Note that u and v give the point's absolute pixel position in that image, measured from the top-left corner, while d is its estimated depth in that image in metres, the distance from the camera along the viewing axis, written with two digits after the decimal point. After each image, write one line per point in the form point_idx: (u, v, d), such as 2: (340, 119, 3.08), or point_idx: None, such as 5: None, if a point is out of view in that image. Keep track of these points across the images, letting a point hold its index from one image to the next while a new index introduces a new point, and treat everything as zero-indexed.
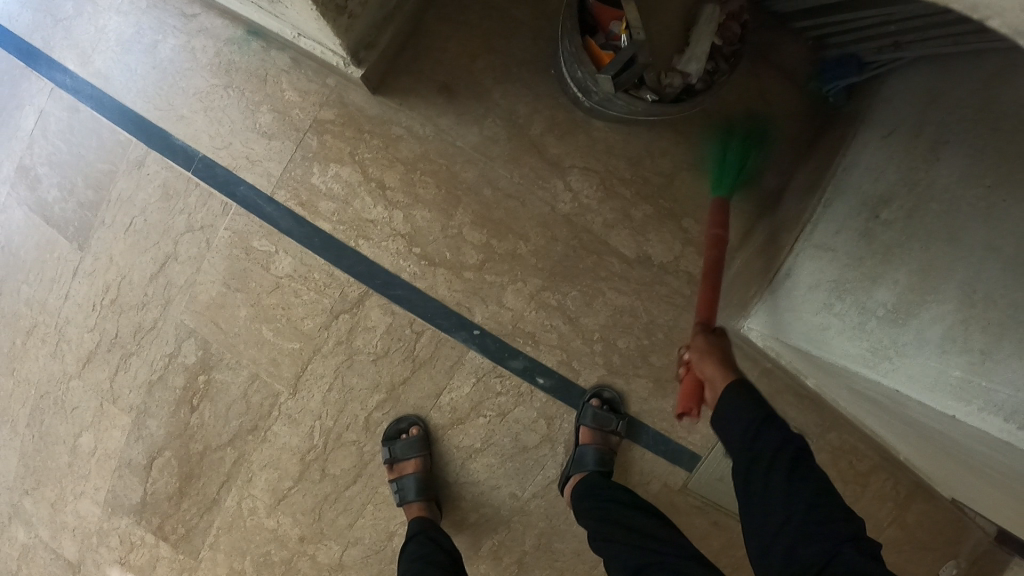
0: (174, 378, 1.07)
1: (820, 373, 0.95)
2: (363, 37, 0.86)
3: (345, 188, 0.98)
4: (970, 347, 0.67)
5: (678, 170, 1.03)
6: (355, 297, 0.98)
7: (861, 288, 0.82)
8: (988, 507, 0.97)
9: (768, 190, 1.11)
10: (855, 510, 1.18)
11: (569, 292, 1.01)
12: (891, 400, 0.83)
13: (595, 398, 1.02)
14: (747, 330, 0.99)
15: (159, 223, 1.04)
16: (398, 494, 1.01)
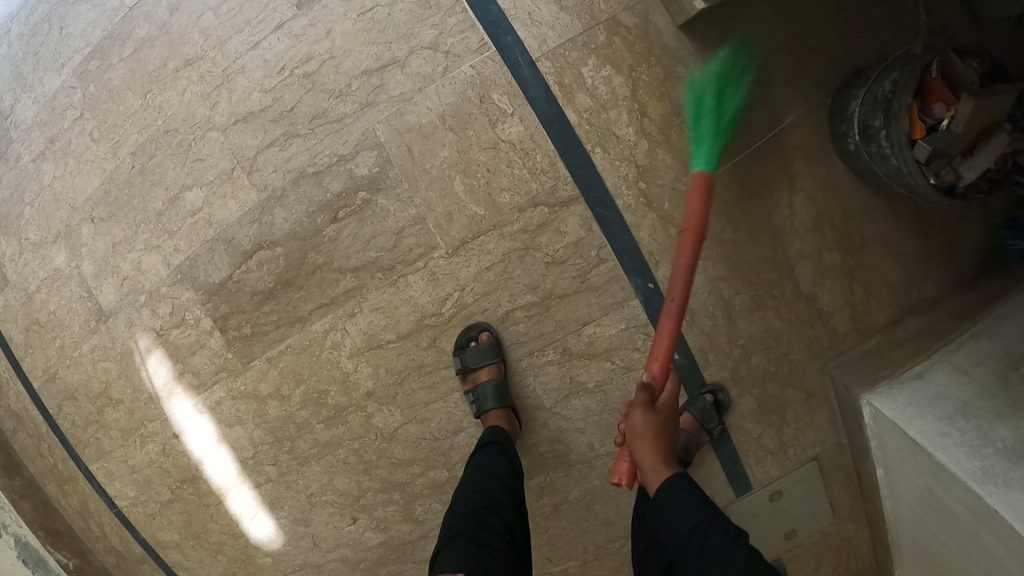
0: (331, 181, 1.01)
1: (896, 464, 1.03)
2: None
3: (608, 94, 0.95)
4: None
5: (873, 241, 1.09)
6: (564, 197, 0.96)
7: (988, 418, 0.91)
8: None
9: (924, 297, 1.14)
10: None
11: (740, 292, 1.04)
12: (964, 521, 0.91)
13: (710, 395, 1.06)
14: (866, 403, 1.03)
15: (403, 25, 0.97)
16: (475, 404, 0.99)
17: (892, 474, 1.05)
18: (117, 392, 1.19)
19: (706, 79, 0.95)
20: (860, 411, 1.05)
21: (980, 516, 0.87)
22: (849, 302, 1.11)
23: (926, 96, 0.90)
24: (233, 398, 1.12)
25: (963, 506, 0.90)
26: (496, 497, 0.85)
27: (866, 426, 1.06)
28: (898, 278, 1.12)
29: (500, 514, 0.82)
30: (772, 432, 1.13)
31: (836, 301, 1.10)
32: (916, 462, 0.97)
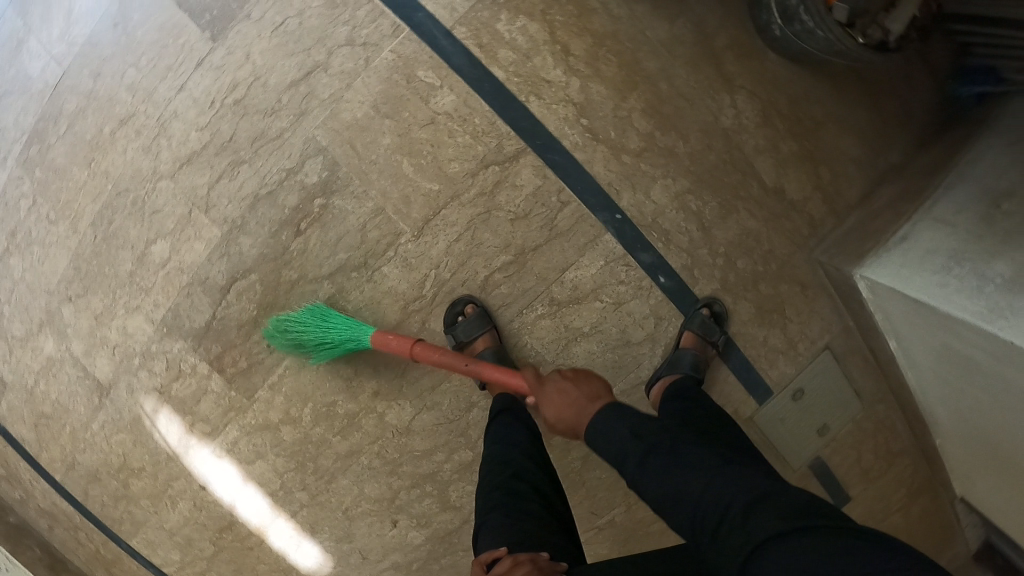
0: (286, 197, 1.02)
1: (916, 332, 1.03)
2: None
3: (528, 42, 0.97)
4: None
5: (826, 121, 1.11)
6: (511, 152, 0.97)
7: (982, 258, 0.90)
8: (967, 472, 1.20)
9: (890, 163, 1.16)
10: (878, 481, 1.37)
11: (709, 202, 1.04)
12: (984, 362, 0.90)
13: (706, 308, 1.04)
14: (860, 277, 1.04)
15: (315, 29, 0.99)
16: (477, 376, 0.99)
17: (919, 345, 1.05)
18: (136, 461, 1.18)
19: (280, 327, 1.04)
20: (858, 288, 1.07)
21: (1006, 355, 0.84)
22: (819, 187, 1.12)
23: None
24: (247, 434, 1.13)
25: (982, 350, 0.88)
26: (520, 465, 0.81)
27: (870, 304, 1.08)
28: (857, 153, 1.14)
29: (530, 480, 0.79)
30: (775, 330, 1.15)
31: (804, 188, 1.11)
32: (932, 324, 0.96)
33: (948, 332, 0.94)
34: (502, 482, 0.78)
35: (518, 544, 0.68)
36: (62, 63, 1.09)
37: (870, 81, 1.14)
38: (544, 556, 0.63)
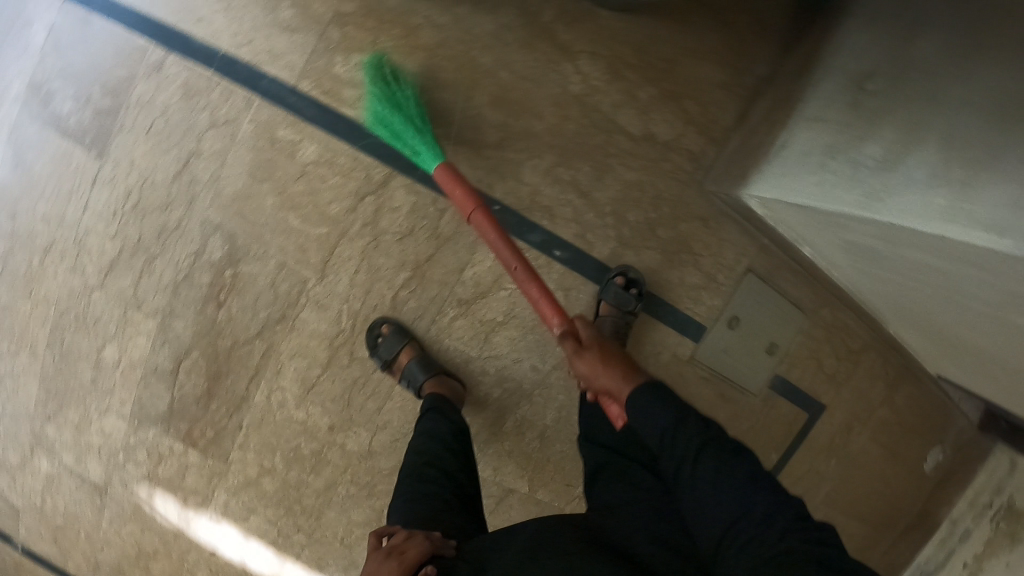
0: (200, 276, 1.10)
1: (818, 231, 1.05)
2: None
3: (368, 76, 1.03)
4: (952, 181, 0.75)
5: (678, 57, 1.11)
6: (380, 179, 1.04)
7: (852, 147, 0.91)
8: (925, 340, 1.24)
9: (757, 78, 1.16)
10: (850, 382, 1.42)
11: (581, 168, 1.08)
12: (882, 243, 0.92)
13: (621, 277, 1.09)
14: (750, 196, 1.07)
15: (181, 121, 1.07)
16: (409, 386, 1.06)
17: (826, 239, 1.08)
18: (150, 545, 1.27)
19: (370, 99, 1.03)
20: (753, 206, 1.09)
21: (889, 234, 0.86)
22: (690, 121, 1.14)
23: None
24: (235, 495, 1.21)
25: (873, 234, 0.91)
26: (436, 455, 0.91)
27: (769, 217, 1.11)
28: (721, 77, 1.14)
29: (441, 467, 0.89)
30: (689, 269, 1.19)
31: (675, 127, 1.13)
32: (825, 222, 0.99)
33: (840, 226, 0.97)
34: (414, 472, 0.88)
35: (416, 524, 0.79)
36: None
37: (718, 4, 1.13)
38: (437, 534, 0.75)
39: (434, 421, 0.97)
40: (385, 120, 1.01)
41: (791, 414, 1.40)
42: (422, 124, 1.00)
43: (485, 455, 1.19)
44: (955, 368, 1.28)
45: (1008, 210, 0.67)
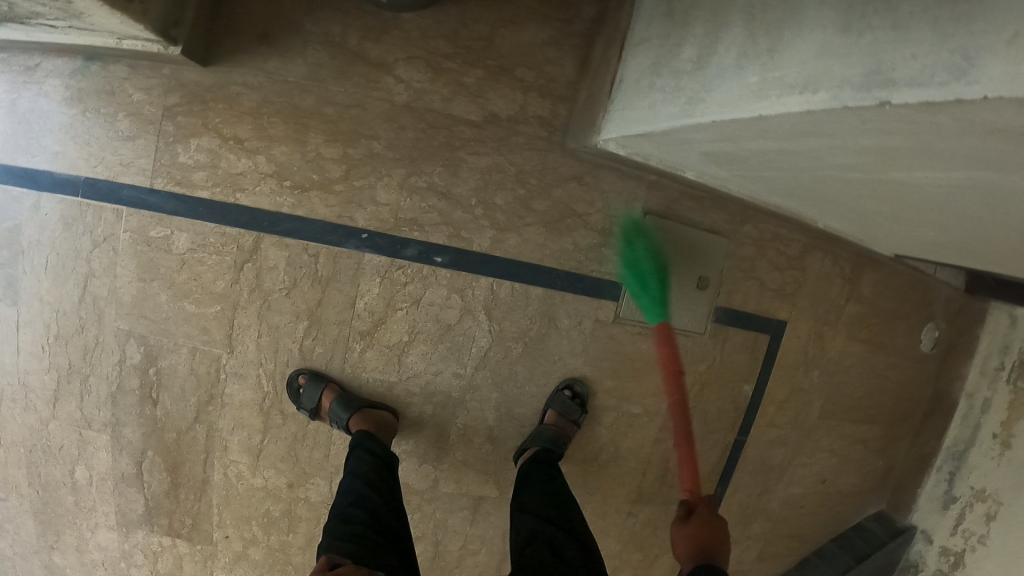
0: (130, 381, 1.17)
1: (679, 153, 0.95)
2: (165, 15, 0.93)
3: (209, 154, 1.07)
4: (758, 53, 0.63)
5: (495, 30, 1.06)
6: (251, 244, 1.08)
7: (672, 56, 0.80)
8: (871, 221, 1.11)
9: (588, 20, 1.08)
10: (808, 289, 1.48)
11: (434, 171, 1.06)
12: (735, 144, 0.80)
13: (568, 389, 1.21)
14: (602, 142, 0.96)
15: (69, 250, 1.15)
16: (336, 426, 1.08)
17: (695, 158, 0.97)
18: None
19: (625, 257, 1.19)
20: (610, 150, 0.98)
21: (723, 133, 0.75)
22: (529, 87, 1.08)
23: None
24: (230, 572, 1.25)
25: (718, 139, 0.78)
26: (360, 493, 0.92)
27: (634, 155, 1.02)
28: (548, 33, 1.07)
29: (367, 505, 0.90)
30: (578, 230, 1.15)
31: (515, 101, 1.08)
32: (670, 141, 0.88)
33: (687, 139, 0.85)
34: (340, 513, 0.89)
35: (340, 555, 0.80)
36: None
37: None
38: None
39: (359, 457, 0.99)
40: (638, 267, 1.18)
41: (750, 338, 1.44)
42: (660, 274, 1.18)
43: (444, 469, 1.22)
44: (921, 239, 1.13)
45: (814, 62, 0.55)
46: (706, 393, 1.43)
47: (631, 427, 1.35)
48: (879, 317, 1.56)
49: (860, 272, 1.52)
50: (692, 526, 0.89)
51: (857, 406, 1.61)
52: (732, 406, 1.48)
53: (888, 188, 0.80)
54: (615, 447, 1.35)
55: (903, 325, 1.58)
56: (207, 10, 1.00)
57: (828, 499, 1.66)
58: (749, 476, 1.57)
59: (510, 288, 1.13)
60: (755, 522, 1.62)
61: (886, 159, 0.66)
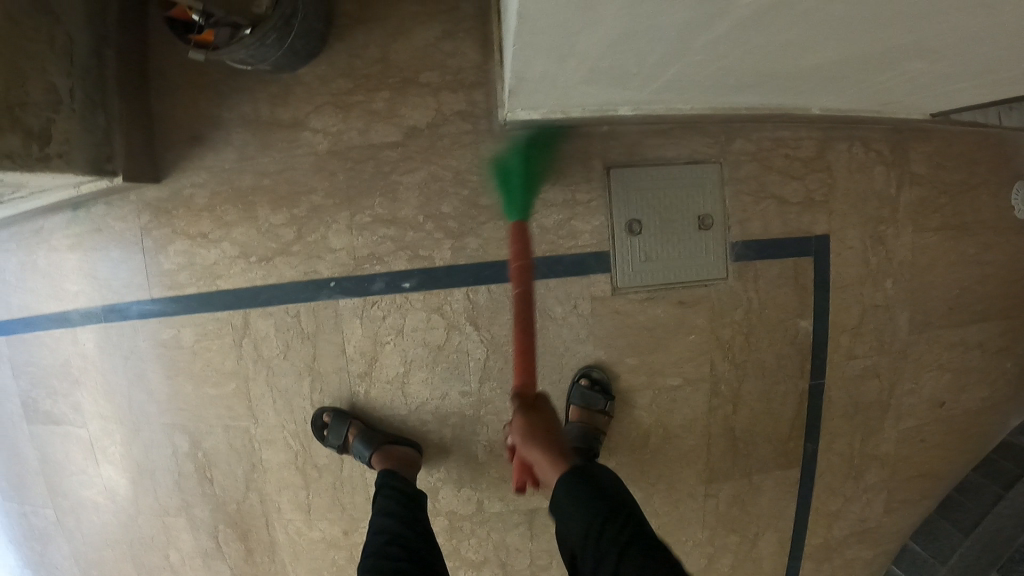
0: (186, 467, 1.27)
1: (577, 88, 0.92)
2: (96, 153, 1.03)
3: (184, 254, 1.14)
4: None
5: (388, 48, 1.04)
6: (242, 321, 1.13)
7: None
8: (826, 77, 0.96)
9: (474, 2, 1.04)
10: (841, 189, 1.29)
11: (375, 202, 1.05)
12: (581, 47, 0.77)
13: (584, 378, 1.13)
14: (506, 111, 0.99)
15: (111, 369, 1.30)
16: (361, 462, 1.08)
17: (599, 87, 0.94)
18: None
19: (507, 148, 1.06)
20: (518, 115, 1.00)
21: (549, 38, 0.74)
22: (439, 90, 1.04)
23: (172, 13, 0.94)
24: None
25: (561, 46, 0.77)
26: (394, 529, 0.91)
27: (551, 114, 1.01)
28: (438, 30, 1.04)
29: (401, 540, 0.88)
30: (538, 212, 1.08)
31: (428, 107, 1.04)
32: (543, 75, 0.87)
33: (553, 67, 0.84)
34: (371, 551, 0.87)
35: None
36: (55, 501, 1.49)
37: None
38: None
39: (384, 496, 0.97)
40: (508, 167, 1.06)
41: (789, 265, 1.25)
42: (536, 180, 1.08)
43: (484, 490, 1.18)
44: (898, 73, 0.95)
45: None
46: (757, 341, 1.25)
47: (674, 402, 1.21)
48: (951, 195, 1.33)
49: (904, 150, 1.31)
50: (523, 426, 0.83)
51: (956, 305, 1.36)
52: (794, 348, 1.28)
53: (754, 21, 0.71)
54: (665, 428, 1.22)
55: (975, 198, 1.35)
56: (137, 134, 1.10)
57: (953, 422, 1.42)
58: (841, 417, 1.36)
59: (486, 293, 1.08)
60: (870, 472, 1.41)
61: None
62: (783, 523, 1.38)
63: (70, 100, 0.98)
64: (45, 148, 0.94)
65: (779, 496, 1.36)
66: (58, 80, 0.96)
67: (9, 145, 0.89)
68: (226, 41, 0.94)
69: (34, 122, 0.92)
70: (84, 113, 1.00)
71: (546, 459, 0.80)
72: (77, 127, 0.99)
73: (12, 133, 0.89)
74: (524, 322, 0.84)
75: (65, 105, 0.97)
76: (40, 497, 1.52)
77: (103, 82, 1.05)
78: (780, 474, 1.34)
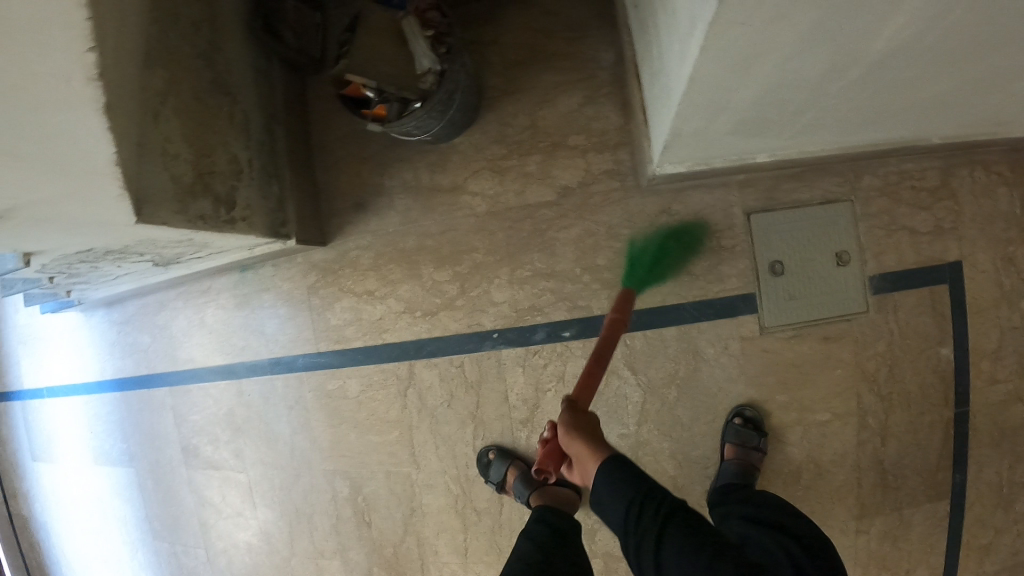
0: (345, 511, 1.34)
1: (728, 138, 0.95)
2: (272, 219, 1.12)
3: (351, 311, 1.24)
4: (683, 18, 0.70)
5: (536, 114, 1.13)
6: (407, 371, 1.22)
7: (656, 64, 0.90)
8: (973, 100, 0.96)
9: (611, 64, 1.11)
10: (966, 215, 1.27)
11: (534, 257, 1.13)
12: (748, 100, 0.81)
13: (738, 417, 1.15)
14: (656, 166, 1.03)
15: (273, 418, 1.40)
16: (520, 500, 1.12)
17: (749, 135, 0.97)
18: None
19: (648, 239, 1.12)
20: (667, 169, 1.04)
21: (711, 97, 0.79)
22: (586, 150, 1.12)
23: (345, 88, 1.01)
24: None
25: (727, 97, 0.80)
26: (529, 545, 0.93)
27: (694, 165, 1.05)
28: (581, 95, 1.11)
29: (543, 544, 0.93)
30: (685, 258, 1.13)
31: (578, 168, 1.12)
32: (695, 132, 0.92)
33: (704, 122, 0.89)
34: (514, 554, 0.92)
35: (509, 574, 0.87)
36: (207, 543, 1.60)
37: (529, 46, 1.13)
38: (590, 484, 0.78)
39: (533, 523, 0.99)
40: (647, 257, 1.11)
41: (925, 293, 1.26)
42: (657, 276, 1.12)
43: None
44: None
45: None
46: (900, 370, 1.25)
47: (825, 436, 1.24)
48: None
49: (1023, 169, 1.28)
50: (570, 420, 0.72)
51: None
52: (937, 377, 1.27)
53: (922, 51, 0.72)
54: (815, 462, 1.24)
55: None
56: (308, 203, 1.21)
57: None
58: (990, 447, 1.30)
59: (642, 338, 1.15)
60: None
61: (850, 29, 0.63)
62: (936, 559, 1.33)
63: (248, 169, 1.06)
64: (232, 214, 1.00)
65: (929, 530, 1.31)
66: (240, 152, 1.03)
67: (203, 209, 0.92)
68: (396, 116, 1.02)
69: (221, 189, 0.98)
70: (260, 180, 1.09)
71: (591, 448, 0.72)
72: (254, 193, 1.07)
73: (207, 200, 0.94)
74: (618, 322, 0.78)
75: (245, 173, 1.04)
76: (196, 539, 1.63)
77: (276, 155, 1.15)
78: (929, 507, 1.30)
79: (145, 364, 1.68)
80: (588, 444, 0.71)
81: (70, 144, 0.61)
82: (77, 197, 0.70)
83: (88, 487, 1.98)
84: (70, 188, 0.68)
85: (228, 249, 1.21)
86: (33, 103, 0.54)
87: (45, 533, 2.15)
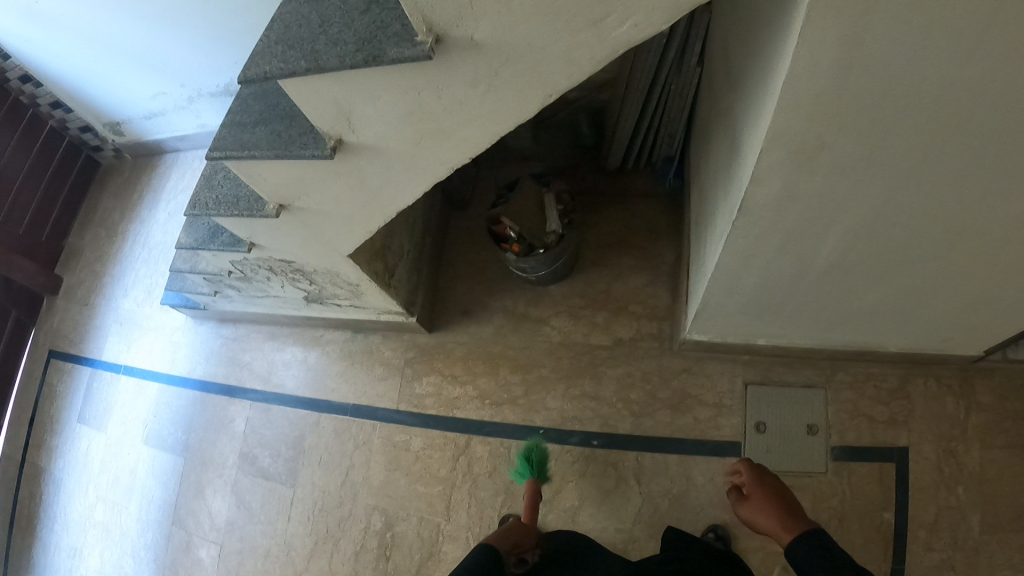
0: (371, 541, 1.63)
1: (742, 323, 1.33)
2: (409, 299, 1.53)
3: (435, 387, 1.63)
4: (714, 237, 1.14)
5: (611, 284, 1.57)
6: (464, 443, 1.58)
7: (698, 248, 1.33)
8: (919, 334, 1.33)
9: (671, 260, 1.54)
10: (923, 412, 1.59)
11: (584, 382, 1.53)
12: (751, 298, 1.19)
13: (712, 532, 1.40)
14: (687, 331, 1.39)
15: (336, 450, 1.74)
16: None
17: (760, 324, 1.33)
18: None
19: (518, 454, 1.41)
20: (694, 335, 1.40)
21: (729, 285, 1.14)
22: (641, 315, 1.54)
23: (496, 226, 1.45)
24: None
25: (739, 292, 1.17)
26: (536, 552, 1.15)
27: (715, 337, 1.41)
28: (645, 277, 1.55)
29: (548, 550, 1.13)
30: (695, 404, 1.49)
31: (631, 327, 1.53)
32: (716, 310, 1.28)
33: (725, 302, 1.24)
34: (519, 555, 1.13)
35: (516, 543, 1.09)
36: (223, 543, 1.86)
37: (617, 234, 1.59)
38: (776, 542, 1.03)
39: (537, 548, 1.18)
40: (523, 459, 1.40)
41: (875, 466, 1.57)
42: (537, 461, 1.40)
43: None
44: (964, 335, 1.32)
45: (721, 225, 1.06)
46: (848, 525, 1.54)
47: None
48: (1015, 421, 1.55)
49: (970, 384, 1.59)
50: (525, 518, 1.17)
51: None
52: (878, 533, 1.53)
53: (869, 288, 1.09)
54: None
55: None
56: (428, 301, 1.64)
57: None
58: None
59: (650, 457, 1.48)
60: None
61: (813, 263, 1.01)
62: None
63: (405, 254, 1.47)
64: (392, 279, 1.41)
65: None
66: (406, 243, 1.48)
67: (378, 266, 1.33)
68: (522, 253, 1.41)
69: (390, 265, 1.40)
70: (410, 271, 1.52)
71: (783, 521, 1.04)
72: (406, 278, 1.50)
73: (382, 264, 1.36)
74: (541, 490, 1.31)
75: (405, 257, 1.48)
76: (215, 535, 1.89)
77: (421, 258, 1.58)
78: None
79: (233, 380, 2.03)
80: (780, 518, 1.05)
81: (382, 192, 1.03)
82: (345, 218, 1.11)
83: (126, 464, 2.23)
84: (352, 213, 1.09)
85: (359, 309, 1.60)
86: (390, 169, 0.97)
87: (59, 490, 2.37)
